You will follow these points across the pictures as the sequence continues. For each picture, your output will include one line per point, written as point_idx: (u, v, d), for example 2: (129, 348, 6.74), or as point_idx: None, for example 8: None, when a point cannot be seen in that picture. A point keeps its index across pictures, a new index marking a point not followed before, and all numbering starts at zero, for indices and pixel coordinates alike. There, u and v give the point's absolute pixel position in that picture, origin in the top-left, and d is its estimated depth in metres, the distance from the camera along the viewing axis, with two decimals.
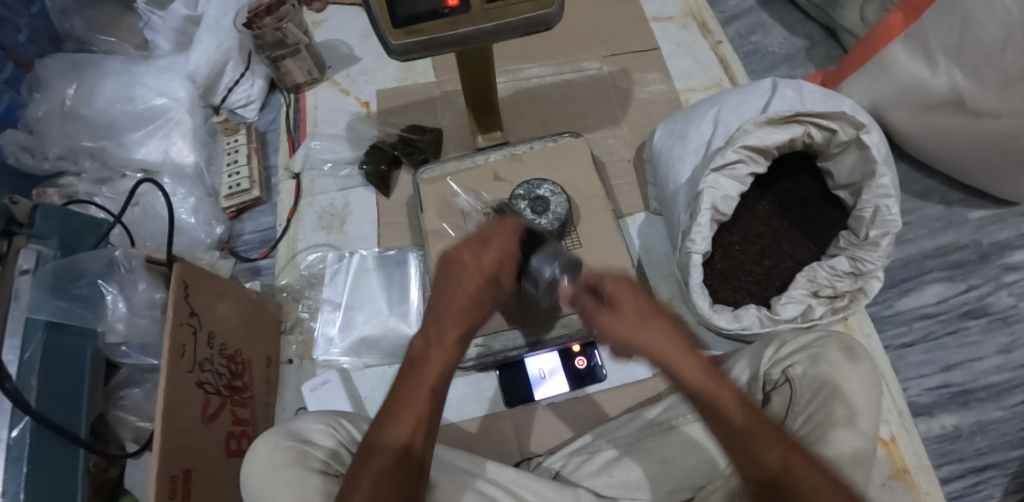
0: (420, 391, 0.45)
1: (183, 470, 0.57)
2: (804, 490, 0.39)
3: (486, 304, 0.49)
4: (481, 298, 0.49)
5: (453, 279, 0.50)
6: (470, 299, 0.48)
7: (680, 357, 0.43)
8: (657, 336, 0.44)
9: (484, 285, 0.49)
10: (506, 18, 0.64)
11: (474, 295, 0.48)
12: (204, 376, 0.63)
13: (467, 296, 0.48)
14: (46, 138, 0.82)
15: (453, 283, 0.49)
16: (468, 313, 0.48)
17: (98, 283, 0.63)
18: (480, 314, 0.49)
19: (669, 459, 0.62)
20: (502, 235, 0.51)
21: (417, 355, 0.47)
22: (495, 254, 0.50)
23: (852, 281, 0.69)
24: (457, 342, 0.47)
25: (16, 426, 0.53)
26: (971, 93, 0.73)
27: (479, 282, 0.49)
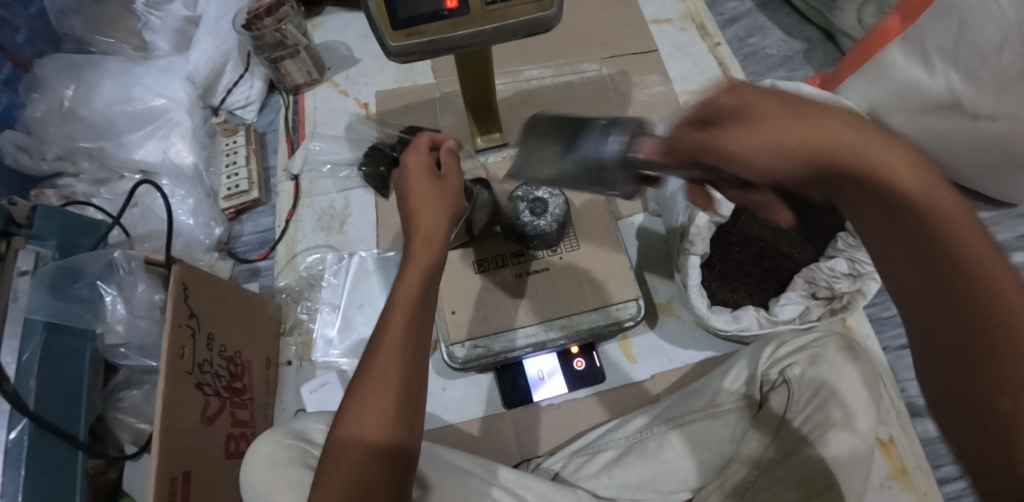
0: (389, 334, 0.48)
1: (183, 472, 0.57)
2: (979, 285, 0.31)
3: (438, 212, 0.54)
4: (438, 206, 0.54)
5: (405, 193, 0.56)
6: (427, 210, 0.54)
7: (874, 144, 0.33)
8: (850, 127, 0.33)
9: (427, 192, 0.55)
10: (506, 20, 0.64)
11: (427, 202, 0.54)
12: (204, 378, 0.63)
13: (424, 209, 0.54)
14: (44, 138, 0.82)
15: (403, 198, 0.56)
16: (421, 226, 0.53)
17: (97, 284, 0.63)
18: (440, 227, 0.53)
19: (669, 460, 0.62)
20: (418, 158, 0.57)
21: (381, 322, 0.49)
22: (419, 161, 0.56)
23: (850, 283, 0.69)
24: (423, 259, 0.52)
25: (14, 428, 0.53)
26: (968, 95, 0.73)
27: (426, 191, 0.54)
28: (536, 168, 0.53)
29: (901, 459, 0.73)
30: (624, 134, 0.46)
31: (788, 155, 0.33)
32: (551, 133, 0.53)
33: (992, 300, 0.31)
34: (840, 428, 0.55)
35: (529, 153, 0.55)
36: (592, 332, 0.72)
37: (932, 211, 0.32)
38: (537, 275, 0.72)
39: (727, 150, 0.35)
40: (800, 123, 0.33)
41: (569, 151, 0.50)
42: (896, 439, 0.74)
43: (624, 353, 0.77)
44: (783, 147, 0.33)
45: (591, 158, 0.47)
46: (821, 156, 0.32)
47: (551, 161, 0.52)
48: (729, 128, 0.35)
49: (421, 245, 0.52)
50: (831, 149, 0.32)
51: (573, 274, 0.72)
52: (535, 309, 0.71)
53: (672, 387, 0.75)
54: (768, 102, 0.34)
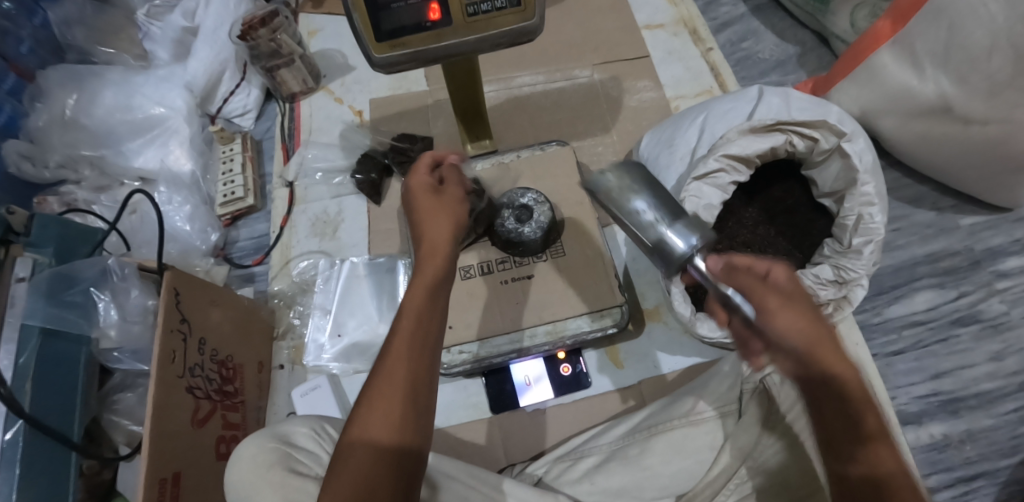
0: (399, 340, 0.45)
1: (173, 473, 0.59)
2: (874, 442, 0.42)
3: (448, 223, 0.52)
4: (449, 218, 0.53)
5: (410, 207, 0.54)
6: (435, 221, 0.52)
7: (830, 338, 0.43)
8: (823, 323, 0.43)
9: (436, 204, 0.53)
10: (489, 31, 0.65)
11: (435, 213, 0.53)
12: (195, 382, 0.64)
13: (432, 221, 0.52)
14: (47, 147, 0.85)
15: (411, 212, 0.54)
16: (428, 236, 0.51)
17: (90, 291, 0.65)
18: (449, 236, 0.52)
19: (651, 467, 0.61)
20: (418, 173, 0.56)
21: (392, 329, 0.47)
22: (424, 176, 0.55)
23: (836, 290, 0.68)
24: (434, 266, 0.49)
25: (10, 429, 0.55)
26: (958, 99, 0.73)
27: (434, 205, 0.53)
28: (618, 200, 0.51)
29: None
30: (703, 239, 0.48)
31: (807, 337, 0.42)
32: (647, 183, 0.52)
33: (893, 495, 0.40)
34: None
35: (622, 180, 0.52)
36: (577, 339, 0.71)
37: (864, 409, 0.42)
38: (521, 281, 0.73)
39: (764, 305, 0.43)
40: (812, 320, 0.42)
41: (658, 205, 0.49)
42: None
43: (611, 359, 0.77)
44: (802, 332, 0.42)
45: (664, 234, 0.48)
46: (820, 347, 0.42)
47: (640, 201, 0.50)
48: (768, 294, 0.43)
49: (428, 255, 0.50)
50: (821, 342, 0.42)
51: (558, 280, 0.73)
52: (519, 315, 0.72)
53: (658, 394, 0.75)
54: (797, 292, 0.44)
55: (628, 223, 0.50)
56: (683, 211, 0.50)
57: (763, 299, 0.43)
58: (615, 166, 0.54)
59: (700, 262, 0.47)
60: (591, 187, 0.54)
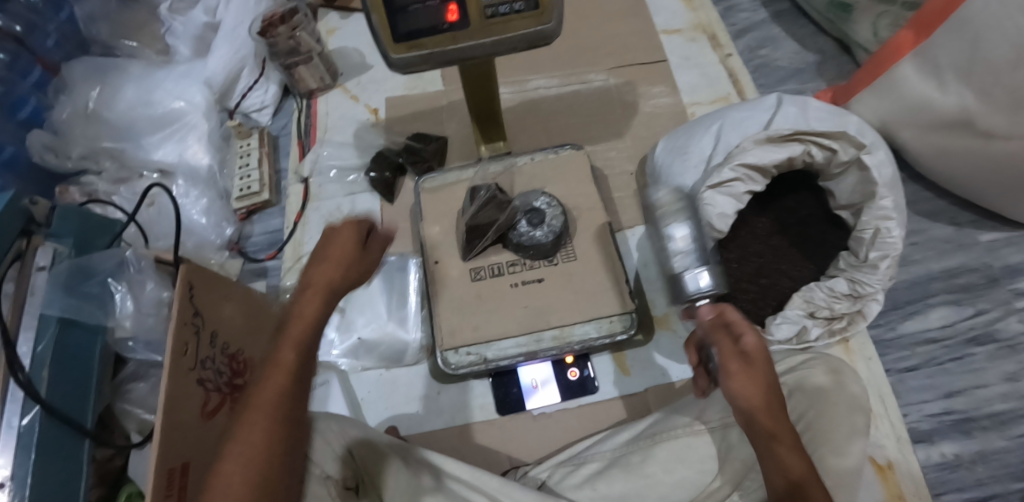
0: (263, 389, 0.42)
1: (182, 463, 0.60)
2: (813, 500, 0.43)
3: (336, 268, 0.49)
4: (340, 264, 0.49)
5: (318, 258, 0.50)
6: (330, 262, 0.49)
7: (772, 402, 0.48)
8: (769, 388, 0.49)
9: (336, 256, 0.49)
10: (505, 34, 0.65)
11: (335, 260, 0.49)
12: (206, 374, 0.65)
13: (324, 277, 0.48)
14: (69, 139, 0.86)
15: (314, 259, 0.50)
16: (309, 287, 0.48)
17: (107, 282, 0.67)
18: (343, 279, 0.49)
19: (652, 475, 0.61)
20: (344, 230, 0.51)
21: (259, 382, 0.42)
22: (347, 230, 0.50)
23: (850, 304, 0.68)
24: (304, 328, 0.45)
25: (27, 414, 0.56)
26: (980, 113, 0.71)
27: (338, 253, 0.49)
28: (665, 218, 0.70)
29: (899, 485, 0.72)
30: (713, 290, 0.65)
31: (755, 399, 0.48)
32: (700, 226, 0.69)
33: None
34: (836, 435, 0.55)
35: (676, 208, 0.70)
36: (585, 345, 0.71)
37: (792, 458, 0.46)
38: (532, 285, 0.73)
39: (726, 366, 0.50)
40: (762, 383, 0.49)
41: (695, 250, 0.67)
42: (895, 465, 0.73)
43: (618, 366, 0.77)
44: (752, 396, 0.48)
45: (683, 273, 0.66)
46: (761, 408, 0.48)
47: (680, 236, 0.68)
48: (732, 358, 0.50)
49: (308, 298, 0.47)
50: (763, 406, 0.48)
51: (568, 284, 0.73)
52: (526, 319, 0.72)
53: (665, 402, 0.74)
54: (756, 357, 0.50)
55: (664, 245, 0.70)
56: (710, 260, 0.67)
57: (727, 361, 0.50)
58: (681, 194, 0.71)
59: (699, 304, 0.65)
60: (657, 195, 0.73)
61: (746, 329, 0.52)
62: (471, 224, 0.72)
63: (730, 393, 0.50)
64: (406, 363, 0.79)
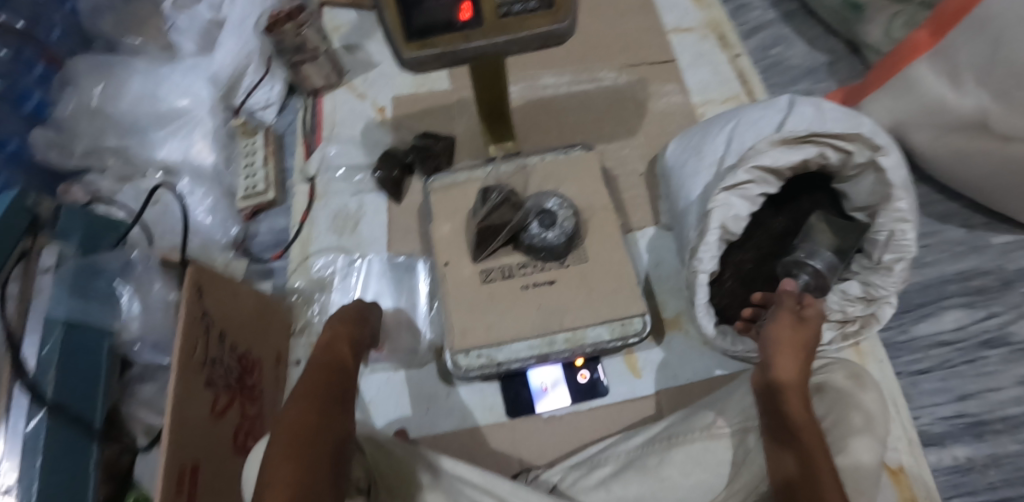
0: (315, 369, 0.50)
1: (192, 462, 0.59)
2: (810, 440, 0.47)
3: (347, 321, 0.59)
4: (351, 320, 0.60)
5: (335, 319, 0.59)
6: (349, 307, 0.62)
7: (800, 358, 0.53)
8: (797, 348, 0.54)
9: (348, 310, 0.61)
10: (520, 33, 0.64)
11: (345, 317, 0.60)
12: (215, 372, 0.64)
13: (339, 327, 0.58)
14: (73, 134, 0.85)
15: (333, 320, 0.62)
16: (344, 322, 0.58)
17: (115, 282, 0.66)
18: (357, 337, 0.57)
19: (668, 478, 0.60)
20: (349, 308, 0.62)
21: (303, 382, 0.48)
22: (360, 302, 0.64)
23: (863, 307, 0.68)
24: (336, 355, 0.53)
25: (32, 419, 0.55)
26: (997, 115, 0.71)
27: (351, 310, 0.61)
28: (809, 232, 0.71)
29: (912, 489, 0.71)
30: (820, 272, 0.67)
31: (789, 347, 0.53)
32: (827, 243, 0.70)
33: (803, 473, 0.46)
34: (858, 435, 0.55)
35: (827, 231, 0.70)
36: (596, 348, 0.71)
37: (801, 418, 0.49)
38: (543, 287, 0.72)
39: (783, 318, 0.56)
40: (803, 342, 0.54)
41: (828, 256, 0.68)
42: (907, 469, 0.72)
43: (629, 367, 0.77)
44: (787, 342, 0.54)
45: (801, 257, 0.69)
46: (790, 362, 0.53)
47: (815, 245, 0.69)
48: (788, 313, 0.57)
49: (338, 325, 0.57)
50: (796, 357, 0.53)
51: (581, 285, 0.72)
52: (537, 321, 0.70)
53: (676, 405, 0.74)
54: (810, 323, 0.56)
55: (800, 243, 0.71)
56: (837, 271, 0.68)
57: (783, 313, 0.57)
58: (850, 229, 0.70)
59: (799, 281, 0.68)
60: (816, 216, 0.72)
61: (816, 304, 0.58)
62: (485, 224, 0.71)
63: (769, 334, 0.55)
64: (415, 365, 0.78)
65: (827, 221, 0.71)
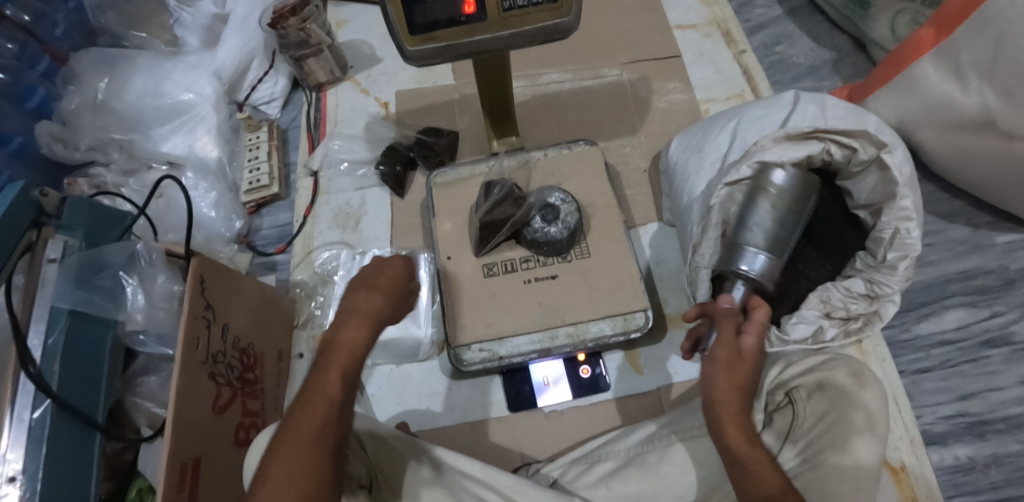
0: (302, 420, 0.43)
1: (193, 458, 0.59)
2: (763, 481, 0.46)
3: (370, 312, 0.50)
4: (375, 308, 0.50)
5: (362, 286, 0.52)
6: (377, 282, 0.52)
7: (738, 390, 0.51)
8: (739, 380, 0.51)
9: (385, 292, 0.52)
10: (524, 26, 0.64)
11: (368, 302, 0.50)
12: (217, 369, 0.65)
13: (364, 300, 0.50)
14: (77, 130, 0.85)
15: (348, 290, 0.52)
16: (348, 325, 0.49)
17: (119, 275, 0.66)
18: (375, 325, 0.50)
19: (668, 475, 0.60)
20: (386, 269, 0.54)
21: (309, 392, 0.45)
22: (388, 275, 0.53)
23: (866, 304, 0.68)
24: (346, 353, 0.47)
25: (38, 407, 0.55)
26: (1002, 113, 0.71)
27: (374, 293, 0.51)
28: (758, 199, 0.68)
29: (912, 488, 0.71)
30: (758, 279, 0.65)
31: (729, 392, 0.50)
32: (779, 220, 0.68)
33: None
34: (859, 429, 0.54)
35: (781, 195, 0.68)
36: (598, 343, 0.70)
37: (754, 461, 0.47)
38: (546, 281, 0.72)
39: (714, 357, 0.53)
40: (739, 379, 0.51)
41: (771, 236, 0.67)
42: (909, 467, 0.72)
43: (631, 364, 0.77)
44: (722, 388, 0.51)
45: (749, 247, 0.66)
46: (727, 394, 0.50)
47: (765, 215, 0.68)
48: (722, 347, 0.53)
49: (345, 331, 0.48)
50: (735, 404, 0.50)
51: (582, 282, 0.72)
52: (540, 315, 0.71)
53: (677, 401, 0.74)
54: (745, 355, 0.53)
55: (745, 214, 0.69)
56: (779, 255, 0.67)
57: (718, 348, 0.54)
58: (800, 178, 0.69)
59: (738, 290, 0.65)
60: (763, 174, 0.69)
61: (753, 328, 0.55)
62: (488, 219, 0.71)
63: (708, 381, 0.52)
64: (418, 358, 0.78)
65: (781, 178, 0.68)
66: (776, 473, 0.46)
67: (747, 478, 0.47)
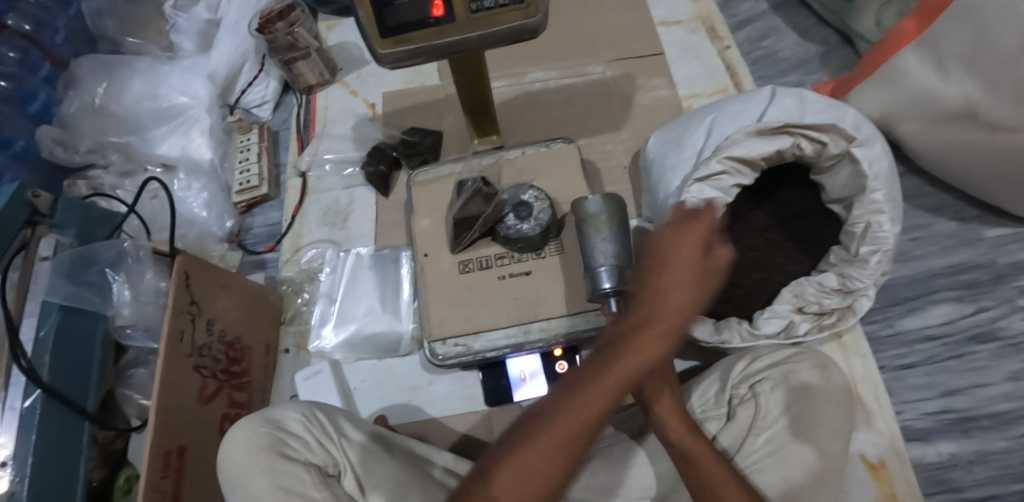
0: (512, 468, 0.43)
1: (177, 446, 0.62)
2: (715, 479, 0.50)
3: (695, 292, 0.44)
4: (693, 280, 0.44)
5: (665, 255, 0.45)
6: (680, 253, 0.45)
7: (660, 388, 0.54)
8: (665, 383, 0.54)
9: (686, 274, 0.44)
10: (492, 27, 0.65)
11: (674, 277, 0.44)
12: (202, 361, 0.67)
13: (679, 284, 0.44)
14: (77, 133, 0.89)
15: (656, 264, 0.45)
16: (642, 334, 0.43)
17: (106, 272, 0.68)
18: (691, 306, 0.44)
19: (635, 467, 0.62)
20: (701, 230, 0.46)
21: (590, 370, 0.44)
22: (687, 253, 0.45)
23: (841, 299, 0.67)
24: (657, 340, 0.43)
25: (28, 397, 0.58)
26: (984, 104, 0.70)
27: (677, 270, 0.44)
28: (588, 229, 0.65)
29: (892, 484, 0.71)
30: (621, 289, 0.62)
31: (658, 392, 0.53)
32: (616, 232, 0.64)
33: None
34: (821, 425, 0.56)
35: (603, 219, 0.65)
36: (571, 337, 0.71)
37: (704, 459, 0.51)
38: (520, 277, 0.73)
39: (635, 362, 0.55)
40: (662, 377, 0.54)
41: (615, 250, 0.63)
42: (888, 463, 0.72)
43: None
44: (651, 391, 0.54)
45: (598, 269, 0.63)
46: (658, 397, 0.53)
47: (601, 242, 0.64)
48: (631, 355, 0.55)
49: (646, 337, 0.43)
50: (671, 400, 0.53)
51: (557, 277, 0.73)
52: (515, 311, 0.72)
53: None
54: None
55: (583, 249, 0.65)
56: (630, 262, 0.64)
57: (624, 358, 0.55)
58: (608, 198, 0.66)
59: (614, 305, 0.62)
60: (578, 210, 0.67)
61: None
62: (463, 213, 0.73)
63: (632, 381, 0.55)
64: (399, 354, 0.80)
65: (593, 203, 0.65)
66: (719, 464, 0.50)
67: (699, 475, 0.50)
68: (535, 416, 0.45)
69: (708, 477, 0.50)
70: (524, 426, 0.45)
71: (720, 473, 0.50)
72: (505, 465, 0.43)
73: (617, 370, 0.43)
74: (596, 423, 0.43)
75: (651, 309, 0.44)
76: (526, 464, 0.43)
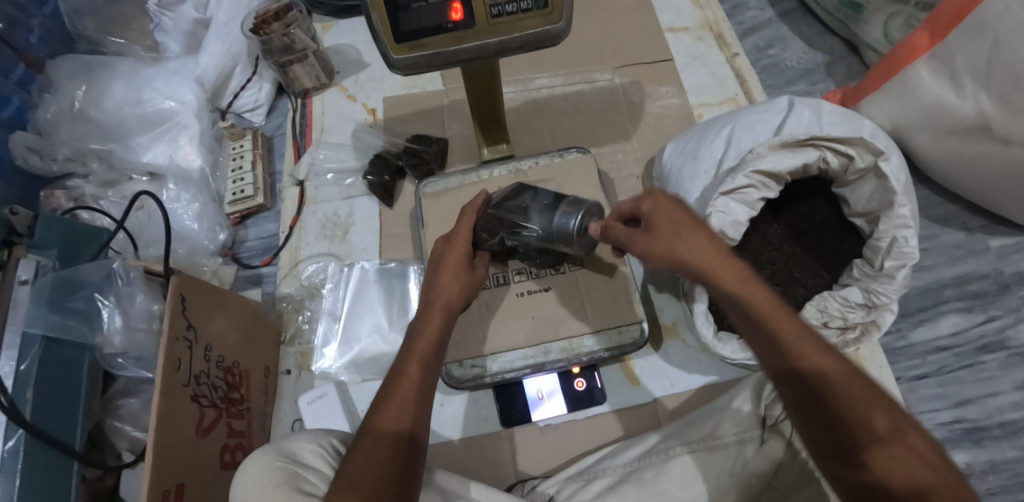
0: (386, 417, 0.49)
1: (175, 485, 0.57)
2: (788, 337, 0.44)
3: (455, 275, 0.59)
4: (453, 284, 0.59)
5: (439, 261, 0.61)
6: (465, 239, 0.62)
7: (690, 251, 0.48)
8: (694, 245, 0.48)
9: (456, 270, 0.60)
10: (512, 34, 0.62)
11: (449, 271, 0.59)
12: (200, 390, 0.62)
13: (450, 280, 0.59)
14: (54, 140, 0.83)
15: (432, 262, 0.61)
16: (429, 319, 0.56)
17: (94, 296, 0.63)
18: (455, 293, 0.58)
19: (665, 491, 0.58)
20: (464, 226, 0.63)
21: (415, 327, 0.56)
22: (464, 246, 0.61)
23: (864, 314, 0.66)
24: (439, 317, 0.56)
25: (11, 437, 0.53)
26: (999, 118, 0.70)
27: (453, 268, 0.60)
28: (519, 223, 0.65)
29: None
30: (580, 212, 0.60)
31: (687, 249, 0.48)
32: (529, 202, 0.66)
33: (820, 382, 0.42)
34: None
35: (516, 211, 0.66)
36: (593, 358, 0.70)
37: (772, 320, 0.45)
38: (539, 295, 0.72)
39: (674, 227, 0.49)
40: (685, 238, 0.48)
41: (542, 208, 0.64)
42: None
43: (626, 375, 0.75)
44: (682, 253, 0.48)
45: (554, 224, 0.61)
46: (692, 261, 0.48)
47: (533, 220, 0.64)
48: (638, 239, 0.50)
49: (433, 313, 0.57)
50: (716, 260, 0.47)
51: (575, 294, 0.71)
52: (534, 330, 0.70)
53: (674, 413, 0.72)
54: (666, 218, 0.49)
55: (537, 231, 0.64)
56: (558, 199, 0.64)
57: (640, 246, 0.50)
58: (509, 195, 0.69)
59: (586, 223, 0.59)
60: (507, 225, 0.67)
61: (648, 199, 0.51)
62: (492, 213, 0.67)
63: (689, 249, 0.48)
64: None
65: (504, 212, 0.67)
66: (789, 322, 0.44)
67: (776, 333, 0.44)
68: (404, 357, 0.54)
69: (786, 335, 0.44)
70: (400, 363, 0.53)
71: (793, 333, 0.44)
72: (383, 399, 0.51)
73: (429, 330, 0.55)
74: (428, 372, 0.53)
75: (437, 282, 0.59)
76: (402, 392, 0.51)
